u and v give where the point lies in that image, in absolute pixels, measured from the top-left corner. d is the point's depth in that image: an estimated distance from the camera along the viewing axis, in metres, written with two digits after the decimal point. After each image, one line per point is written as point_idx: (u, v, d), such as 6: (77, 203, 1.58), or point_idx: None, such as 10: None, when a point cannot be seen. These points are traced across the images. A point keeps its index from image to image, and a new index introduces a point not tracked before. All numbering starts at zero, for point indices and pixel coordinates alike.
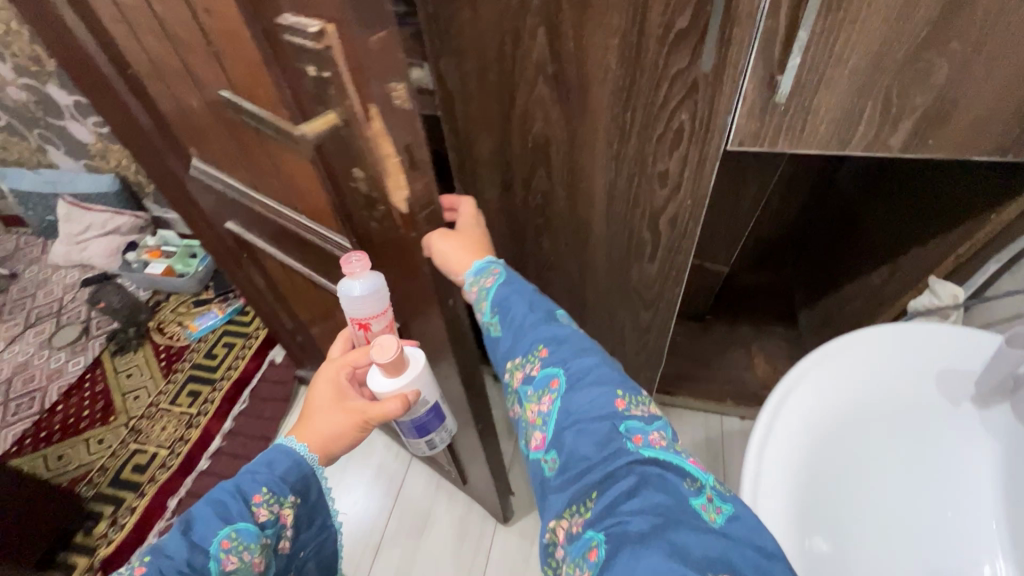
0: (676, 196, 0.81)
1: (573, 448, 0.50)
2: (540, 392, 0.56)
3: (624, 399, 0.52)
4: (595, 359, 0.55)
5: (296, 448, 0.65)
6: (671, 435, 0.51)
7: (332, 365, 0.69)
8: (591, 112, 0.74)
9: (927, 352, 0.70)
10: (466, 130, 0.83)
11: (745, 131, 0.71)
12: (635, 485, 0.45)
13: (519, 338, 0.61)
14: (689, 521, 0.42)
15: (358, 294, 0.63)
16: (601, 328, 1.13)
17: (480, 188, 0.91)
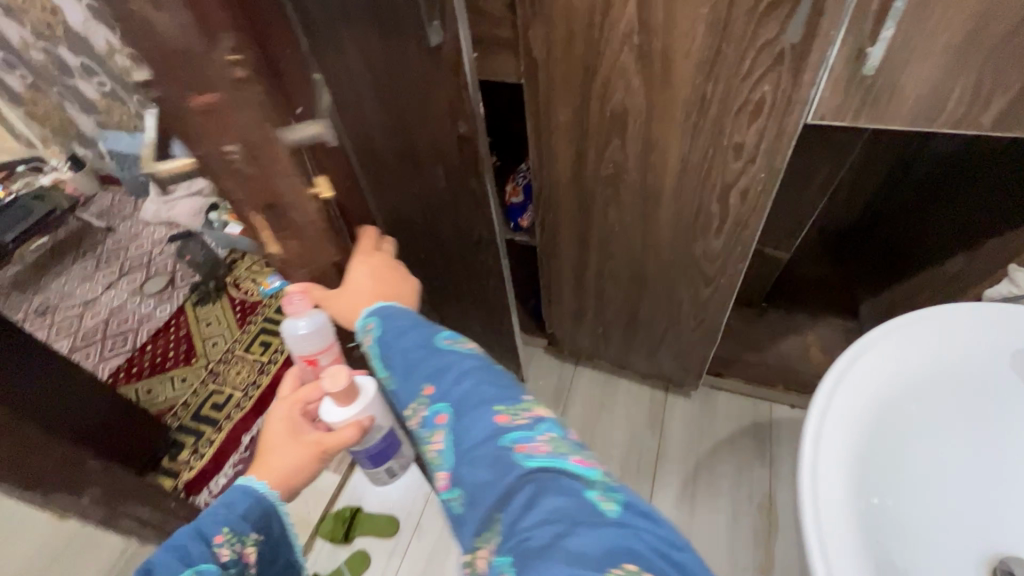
0: (750, 170, 0.82)
1: (468, 481, 0.44)
2: (433, 433, 0.50)
3: (505, 412, 0.46)
4: (477, 379, 0.50)
5: (257, 485, 0.60)
6: (558, 432, 0.45)
7: (282, 405, 0.70)
8: (672, 82, 0.77)
9: (967, 336, 0.71)
10: (546, 98, 0.87)
11: (828, 105, 0.73)
12: (527, 498, 0.39)
13: (408, 379, 0.55)
14: (590, 519, 0.36)
15: (305, 333, 0.71)
16: (657, 302, 1.16)
17: (554, 157, 0.96)
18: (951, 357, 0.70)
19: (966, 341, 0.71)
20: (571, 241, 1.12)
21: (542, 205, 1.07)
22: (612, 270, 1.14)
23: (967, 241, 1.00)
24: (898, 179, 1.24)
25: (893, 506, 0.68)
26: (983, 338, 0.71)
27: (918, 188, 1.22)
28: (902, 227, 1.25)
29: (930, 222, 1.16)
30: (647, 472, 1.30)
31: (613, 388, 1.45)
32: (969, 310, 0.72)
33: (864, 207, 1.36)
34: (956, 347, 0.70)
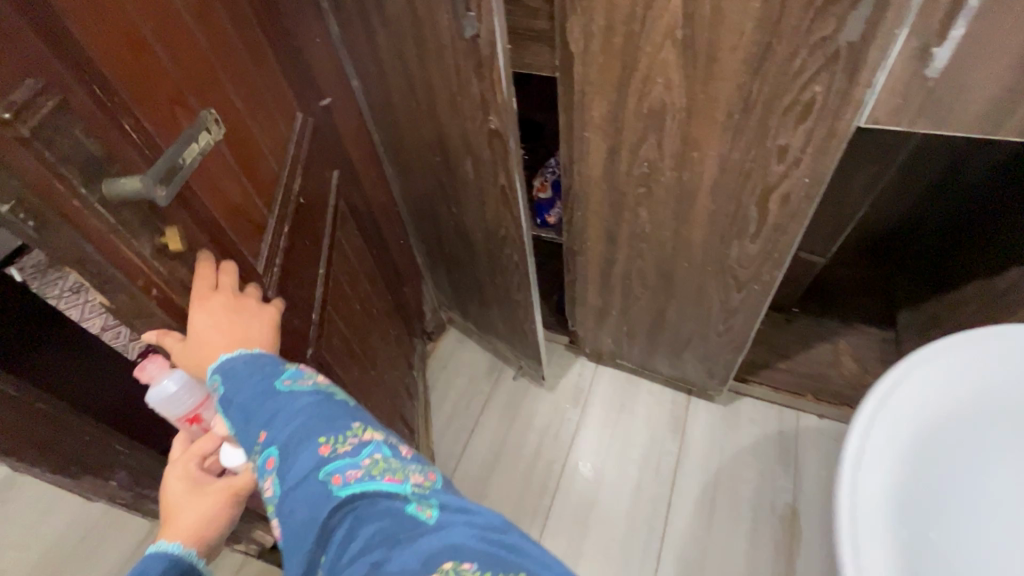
0: (793, 174, 0.79)
1: (296, 524, 0.43)
2: (263, 478, 0.48)
3: (329, 444, 0.46)
4: (306, 412, 0.49)
5: (168, 550, 0.54)
6: (383, 452, 0.47)
7: (177, 463, 0.61)
8: (716, 79, 0.73)
9: (992, 364, 0.67)
10: (580, 92, 0.84)
11: (884, 107, 0.68)
12: (349, 528, 0.41)
13: (241, 423, 0.51)
14: (406, 536, 0.39)
15: (172, 392, 0.61)
16: (686, 305, 1.12)
17: (586, 152, 0.93)
18: (940, 389, 0.66)
19: (964, 365, 0.67)
20: (598, 240, 1.09)
21: (571, 202, 1.04)
22: (640, 270, 1.11)
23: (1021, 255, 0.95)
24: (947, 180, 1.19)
25: (934, 540, 0.66)
26: (982, 364, 0.67)
27: (970, 194, 1.16)
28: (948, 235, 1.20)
29: (979, 232, 1.10)
30: (667, 476, 1.28)
31: (634, 389, 1.43)
32: (961, 336, 0.68)
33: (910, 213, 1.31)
34: (936, 375, 0.67)
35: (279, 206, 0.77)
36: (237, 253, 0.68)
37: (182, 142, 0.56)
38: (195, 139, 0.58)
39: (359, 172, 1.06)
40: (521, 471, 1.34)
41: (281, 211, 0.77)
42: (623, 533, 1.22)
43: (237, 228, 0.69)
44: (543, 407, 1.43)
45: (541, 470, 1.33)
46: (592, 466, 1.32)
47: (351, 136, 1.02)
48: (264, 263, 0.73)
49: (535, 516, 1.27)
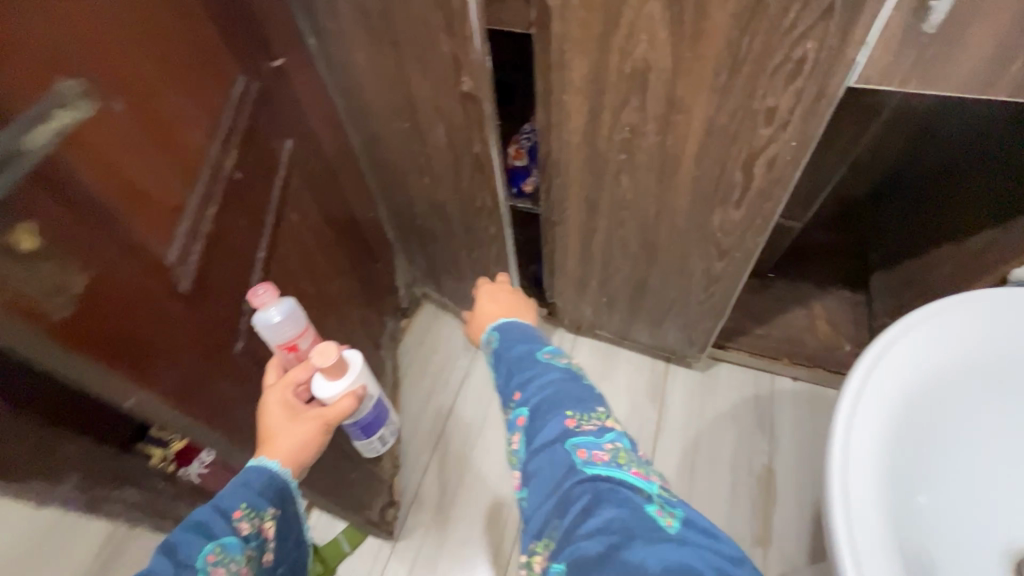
0: (780, 137, 0.76)
1: (539, 477, 0.52)
2: (514, 429, 0.59)
3: (578, 419, 0.54)
4: (559, 386, 0.58)
5: (268, 465, 0.65)
6: (626, 445, 0.52)
7: (275, 389, 0.70)
8: (703, 36, 0.69)
9: (982, 334, 0.68)
10: (559, 51, 0.78)
11: (876, 66, 0.65)
12: (586, 502, 0.47)
13: (504, 379, 0.63)
14: (643, 534, 0.43)
15: (277, 320, 0.69)
16: (667, 273, 1.11)
17: (565, 117, 0.88)
18: (937, 352, 0.67)
19: (952, 328, 0.68)
20: (578, 209, 1.05)
21: (549, 170, 0.99)
22: (620, 240, 1.08)
23: (990, 215, 0.95)
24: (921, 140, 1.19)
25: (917, 511, 0.67)
26: (973, 328, 0.68)
27: (945, 154, 1.16)
28: (921, 198, 1.20)
29: (953, 190, 1.10)
30: (648, 443, 1.29)
31: (614, 359, 1.42)
32: (948, 300, 0.70)
33: (886, 176, 1.32)
34: (936, 341, 0.68)
35: (229, 182, 0.67)
36: (140, 245, 0.54)
37: (33, 118, 0.43)
38: (49, 116, 0.45)
39: (320, 140, 0.97)
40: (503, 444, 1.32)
41: (208, 190, 0.64)
42: None
43: (156, 210, 0.57)
44: None
45: None
46: None
47: (311, 101, 0.94)
48: (179, 251, 0.59)
49: None
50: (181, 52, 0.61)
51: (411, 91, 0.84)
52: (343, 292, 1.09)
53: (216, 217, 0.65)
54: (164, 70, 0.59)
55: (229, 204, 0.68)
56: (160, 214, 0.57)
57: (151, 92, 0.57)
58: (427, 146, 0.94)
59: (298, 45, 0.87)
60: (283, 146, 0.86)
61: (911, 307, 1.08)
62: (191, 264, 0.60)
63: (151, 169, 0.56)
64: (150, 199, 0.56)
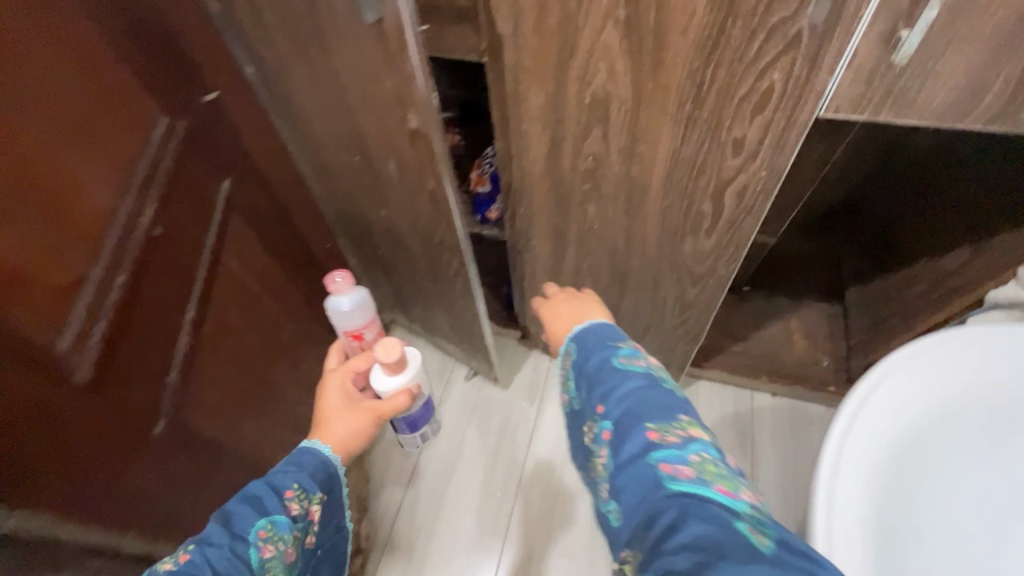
0: (749, 168, 0.72)
1: (625, 491, 0.50)
2: (598, 444, 0.57)
3: (661, 432, 0.51)
4: (643, 398, 0.55)
5: (321, 449, 0.73)
6: (714, 459, 0.50)
7: (337, 375, 0.81)
8: (664, 67, 0.64)
9: (955, 377, 0.66)
10: (514, 81, 0.73)
11: (845, 95, 0.61)
12: (673, 518, 0.44)
13: (585, 390, 0.61)
14: (734, 553, 0.40)
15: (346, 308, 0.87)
16: (640, 299, 1.07)
17: (525, 147, 0.83)
18: (923, 389, 0.66)
19: (936, 365, 0.66)
20: (545, 237, 1.00)
21: (512, 199, 0.94)
22: (591, 267, 1.03)
23: (964, 237, 0.94)
24: (892, 152, 1.18)
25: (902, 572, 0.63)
26: (956, 365, 0.67)
27: (919, 165, 1.15)
28: (897, 210, 1.18)
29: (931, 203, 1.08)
30: None
31: None
32: (934, 336, 0.68)
33: (860, 186, 1.29)
34: (923, 378, 0.66)
35: (144, 243, 0.61)
36: (17, 336, 0.47)
37: None
38: None
39: (265, 175, 0.91)
40: (478, 478, 1.28)
41: (114, 259, 0.57)
42: (585, 533, 1.20)
43: (41, 292, 0.50)
44: (499, 407, 1.37)
45: (499, 474, 1.28)
46: (552, 466, 1.28)
47: (252, 135, 0.87)
48: (73, 336, 0.52)
49: (496, 522, 1.23)
50: (76, 107, 0.55)
51: (358, 124, 0.78)
52: (296, 335, 1.02)
53: (126, 291, 0.58)
54: (54, 129, 0.52)
55: (142, 273, 0.61)
56: (47, 295, 0.50)
57: (33, 156, 0.50)
58: (380, 180, 0.88)
59: (234, 77, 0.80)
60: (218, 189, 0.79)
61: (888, 325, 1.05)
62: (91, 351, 0.53)
63: (34, 244, 0.50)
64: (34, 279, 0.49)
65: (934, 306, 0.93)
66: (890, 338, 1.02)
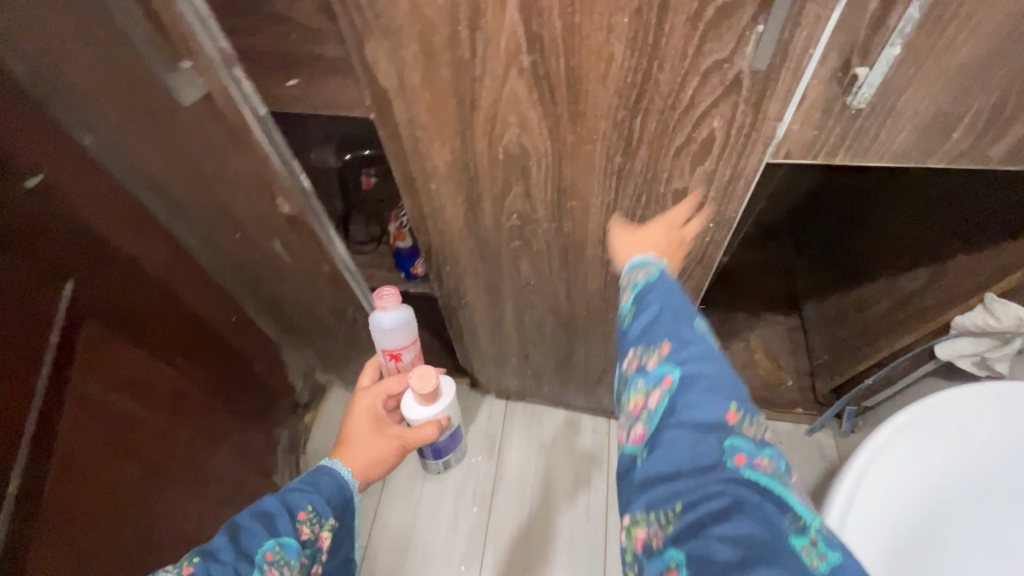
0: (694, 219, 0.63)
1: (673, 451, 0.43)
2: (647, 385, 0.48)
3: (738, 416, 0.44)
4: (723, 373, 0.46)
5: (342, 471, 0.69)
6: (782, 463, 0.44)
7: (368, 394, 0.78)
8: (585, 117, 0.53)
9: (945, 441, 0.63)
10: (411, 138, 0.61)
11: (796, 139, 0.52)
12: (726, 504, 0.38)
13: (649, 321, 0.50)
14: (788, 563, 0.35)
15: (388, 329, 0.77)
16: (591, 347, 0.96)
17: (439, 206, 0.70)
18: (915, 463, 0.62)
19: (925, 435, 0.63)
20: (478, 294, 0.88)
21: (434, 259, 0.82)
22: (535, 320, 0.92)
23: (910, 257, 0.88)
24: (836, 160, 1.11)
25: None
26: (948, 436, 0.63)
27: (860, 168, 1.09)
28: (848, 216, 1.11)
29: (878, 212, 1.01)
30: (598, 521, 1.16)
31: (553, 426, 1.28)
32: (923, 403, 0.64)
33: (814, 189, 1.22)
34: (916, 449, 0.62)
35: None
36: None
37: None
38: None
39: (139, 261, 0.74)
40: (439, 546, 1.15)
41: None
42: None
43: None
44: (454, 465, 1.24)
45: (463, 538, 1.16)
46: (519, 524, 1.17)
47: (111, 228, 0.69)
48: None
49: None
50: None
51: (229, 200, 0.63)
52: (188, 444, 0.86)
53: None
54: None
55: None
56: None
57: None
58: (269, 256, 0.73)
59: (80, 167, 0.62)
60: (55, 306, 0.62)
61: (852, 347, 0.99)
62: None
63: None
64: None
65: (898, 333, 0.86)
66: (855, 362, 0.97)
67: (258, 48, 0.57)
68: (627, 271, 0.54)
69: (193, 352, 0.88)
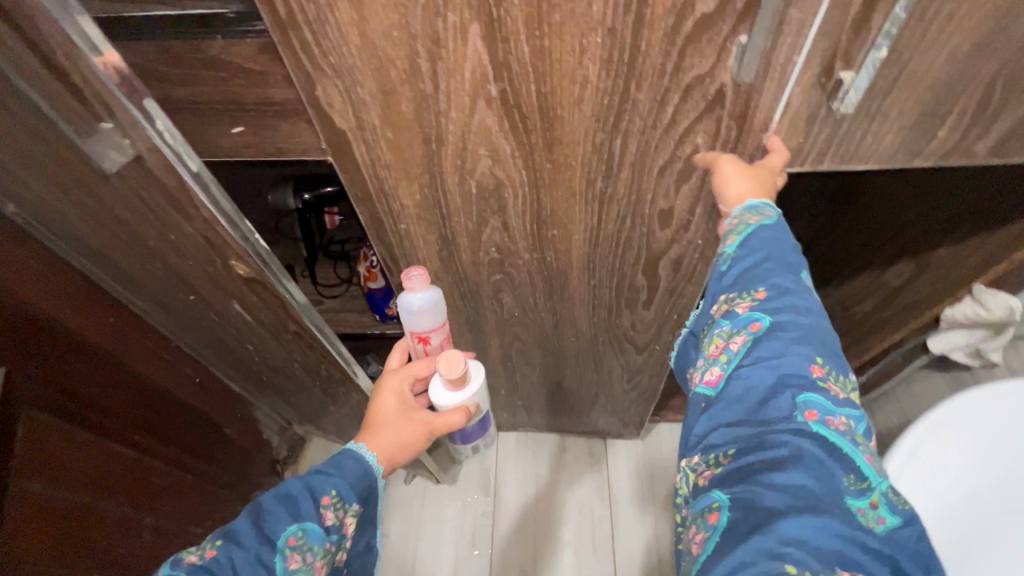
0: (682, 237, 0.60)
1: (742, 397, 0.40)
2: (732, 329, 0.44)
3: (824, 371, 0.40)
4: (818, 327, 0.42)
5: (365, 455, 0.64)
6: (863, 427, 0.39)
7: (394, 378, 0.72)
8: (561, 144, 0.50)
9: (967, 427, 0.61)
10: (375, 178, 0.56)
11: (782, 149, 0.49)
12: (784, 453, 0.35)
13: (743, 264, 0.46)
14: (838, 518, 0.32)
15: (417, 308, 0.69)
16: (582, 373, 0.92)
17: (412, 246, 0.66)
18: (933, 471, 0.60)
19: (949, 430, 0.61)
20: (460, 331, 0.83)
21: None
22: (522, 351, 0.87)
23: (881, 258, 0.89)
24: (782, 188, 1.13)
25: None
26: (969, 425, 0.61)
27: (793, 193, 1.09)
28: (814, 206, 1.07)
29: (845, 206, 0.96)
30: (606, 552, 1.09)
31: (549, 454, 1.21)
32: (937, 409, 0.62)
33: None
34: (935, 457, 0.60)
35: None
36: None
37: None
38: None
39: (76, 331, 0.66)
40: None
41: None
42: None
43: None
44: (450, 505, 1.16)
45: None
46: (526, 559, 1.09)
47: (41, 300, 0.61)
48: None
49: None
50: None
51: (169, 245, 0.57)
52: (150, 542, 0.77)
53: None
54: None
55: None
56: None
57: None
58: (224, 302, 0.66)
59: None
60: None
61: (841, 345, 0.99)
62: None
63: None
64: None
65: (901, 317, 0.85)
66: (848, 359, 0.96)
67: (198, 99, 0.51)
68: (738, 210, 0.48)
69: (145, 420, 0.78)
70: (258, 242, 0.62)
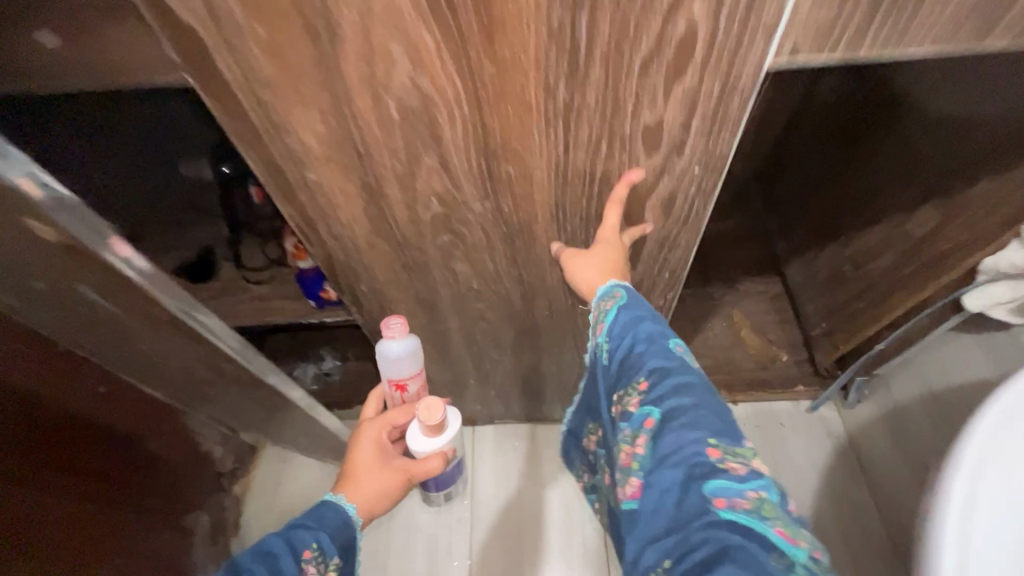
0: (674, 169, 0.46)
1: (660, 501, 0.39)
2: (633, 430, 0.44)
3: (721, 451, 0.39)
4: (703, 402, 0.42)
5: (346, 507, 0.61)
6: (774, 496, 0.37)
7: (371, 426, 0.69)
8: (505, 30, 0.35)
9: None
10: (256, 104, 0.41)
11: (807, 28, 0.36)
12: (711, 558, 0.33)
13: (624, 362, 0.48)
14: None
15: (396, 359, 0.68)
16: (561, 353, 0.79)
17: (328, 205, 0.51)
18: None
19: None
20: (410, 314, 0.69)
21: (342, 280, 0.62)
22: (488, 333, 0.74)
23: (894, 197, 0.78)
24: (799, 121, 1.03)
25: None
26: None
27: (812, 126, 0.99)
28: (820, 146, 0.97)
29: (861, 139, 0.86)
30: (599, 557, 0.96)
31: (529, 449, 1.07)
32: None
33: (781, 125, 1.07)
34: None
35: None
36: None
37: None
38: None
39: None
40: None
41: None
42: None
43: None
44: (422, 517, 1.02)
45: None
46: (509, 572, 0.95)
47: None
48: None
49: None
50: None
51: None
52: None
53: None
54: None
55: None
56: None
57: None
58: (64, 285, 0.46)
59: None
60: None
61: (852, 312, 0.86)
62: None
63: None
64: None
65: (922, 275, 0.71)
66: (857, 327, 0.84)
67: None
68: (592, 302, 0.51)
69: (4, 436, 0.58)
70: (58, 189, 0.42)
